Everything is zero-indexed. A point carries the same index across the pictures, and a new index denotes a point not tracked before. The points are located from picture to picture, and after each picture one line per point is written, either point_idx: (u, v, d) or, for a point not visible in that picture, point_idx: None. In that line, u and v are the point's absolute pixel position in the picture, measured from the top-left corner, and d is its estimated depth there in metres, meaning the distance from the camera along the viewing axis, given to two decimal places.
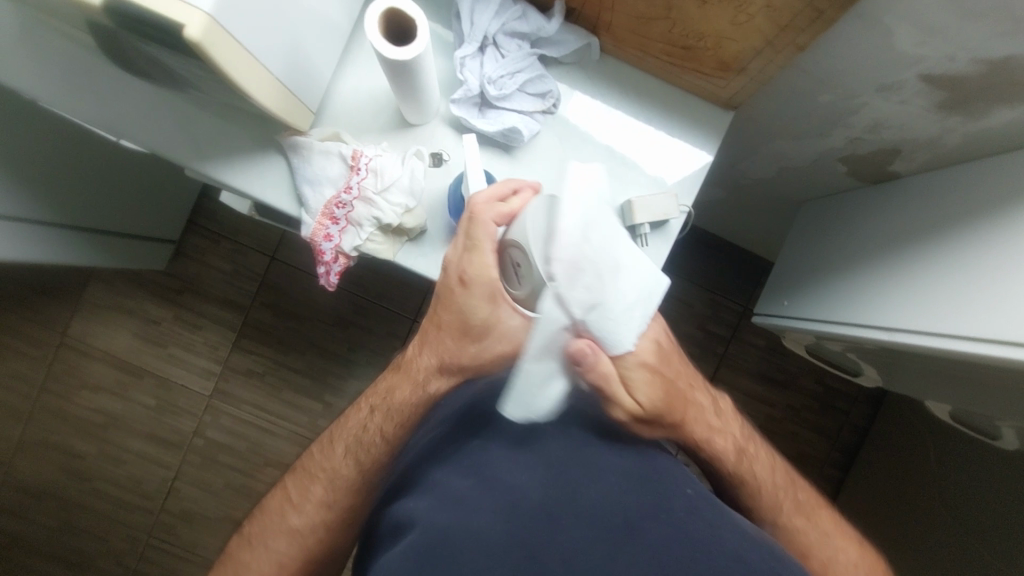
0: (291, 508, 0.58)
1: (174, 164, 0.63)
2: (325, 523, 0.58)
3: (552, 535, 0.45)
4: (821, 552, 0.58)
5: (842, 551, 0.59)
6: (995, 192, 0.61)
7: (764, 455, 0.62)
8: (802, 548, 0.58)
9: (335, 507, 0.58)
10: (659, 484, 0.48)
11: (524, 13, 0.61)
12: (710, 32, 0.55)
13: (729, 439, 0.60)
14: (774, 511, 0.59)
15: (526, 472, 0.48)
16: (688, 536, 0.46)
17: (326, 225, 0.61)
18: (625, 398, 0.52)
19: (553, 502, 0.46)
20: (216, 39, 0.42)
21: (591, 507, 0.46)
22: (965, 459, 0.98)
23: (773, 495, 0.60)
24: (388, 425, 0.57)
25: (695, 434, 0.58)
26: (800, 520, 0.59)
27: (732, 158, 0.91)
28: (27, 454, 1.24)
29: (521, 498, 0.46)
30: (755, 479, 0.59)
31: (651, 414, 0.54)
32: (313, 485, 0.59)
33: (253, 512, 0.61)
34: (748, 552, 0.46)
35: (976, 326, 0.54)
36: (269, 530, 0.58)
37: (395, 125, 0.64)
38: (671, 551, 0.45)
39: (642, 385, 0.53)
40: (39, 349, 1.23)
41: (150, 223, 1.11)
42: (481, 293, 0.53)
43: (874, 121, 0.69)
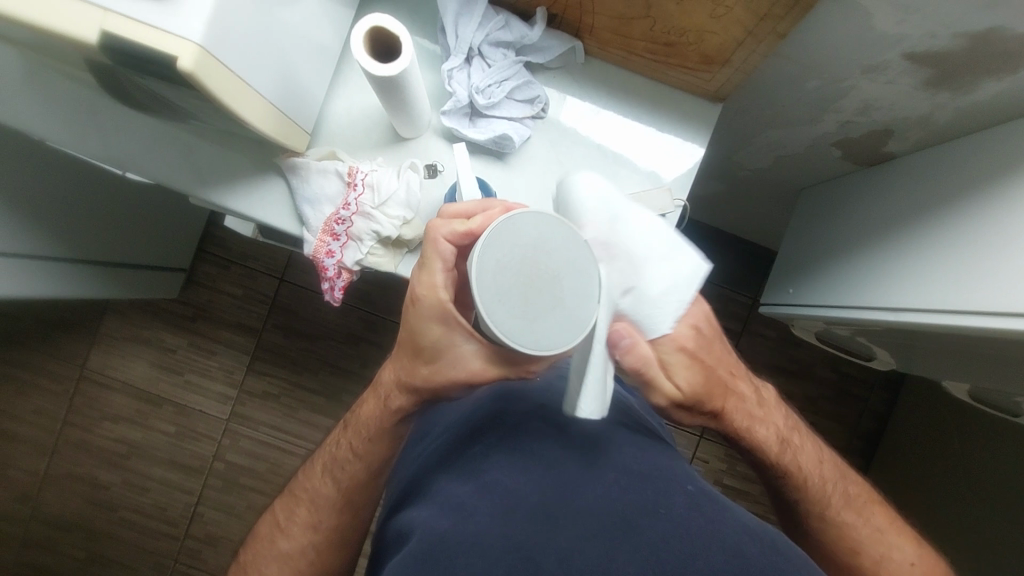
0: (280, 533, 0.61)
1: (179, 192, 0.66)
2: (314, 546, 0.61)
3: (548, 535, 0.45)
4: (872, 549, 0.58)
5: (896, 549, 0.58)
6: (993, 164, 0.60)
7: (812, 444, 0.61)
8: (852, 543, 0.58)
9: (322, 528, 0.61)
10: (656, 483, 0.49)
11: (507, 22, 0.63)
12: (691, 27, 0.56)
13: (774, 428, 0.58)
14: (820, 507, 0.59)
15: (524, 477, 0.49)
16: (687, 532, 0.45)
17: (327, 242, 0.63)
18: (664, 382, 0.50)
19: (552, 505, 0.47)
20: (208, 69, 0.43)
21: (590, 504, 0.46)
22: (989, 438, 0.96)
23: (821, 489, 0.59)
24: (357, 441, 0.59)
25: (737, 421, 0.56)
26: (849, 515, 0.59)
27: (727, 151, 0.92)
28: (53, 488, 1.26)
29: (519, 503, 0.47)
30: (799, 469, 0.59)
31: (690, 398, 0.51)
32: (299, 509, 0.61)
33: (248, 540, 0.64)
34: (747, 545, 0.46)
35: (981, 300, 0.54)
36: (262, 557, 0.61)
37: (390, 140, 0.66)
38: (670, 547, 0.44)
39: (681, 368, 0.50)
40: (60, 383, 1.26)
41: (160, 253, 1.14)
42: (430, 313, 0.48)
43: (864, 103, 0.69)
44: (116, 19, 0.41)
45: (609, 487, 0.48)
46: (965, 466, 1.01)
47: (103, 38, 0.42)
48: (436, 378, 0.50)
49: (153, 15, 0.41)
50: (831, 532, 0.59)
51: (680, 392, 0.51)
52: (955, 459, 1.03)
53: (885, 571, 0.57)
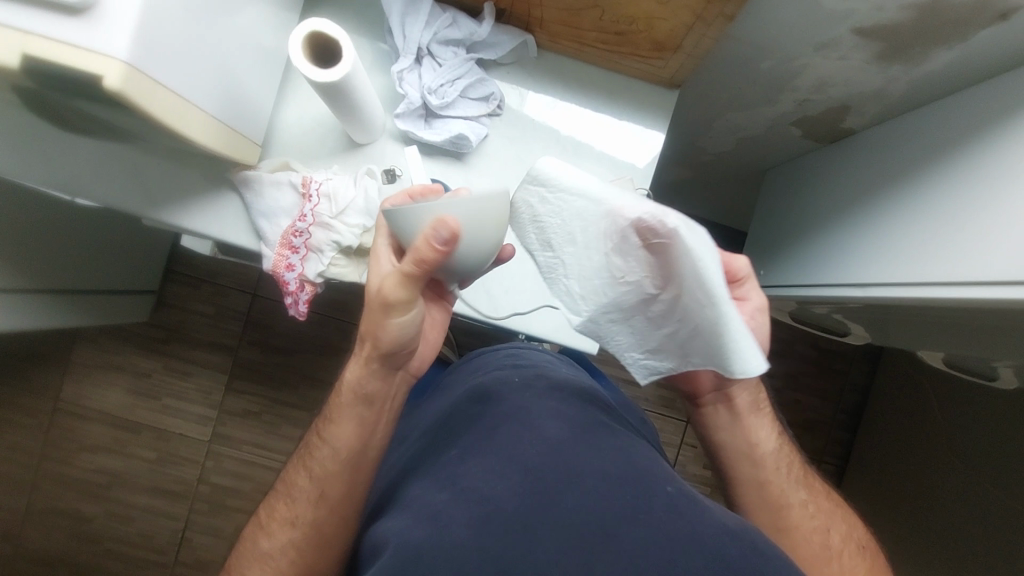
0: (263, 533, 0.59)
1: (130, 215, 0.64)
2: (293, 545, 0.58)
3: (527, 542, 0.43)
4: (805, 530, 0.61)
5: (844, 555, 0.60)
6: (950, 132, 0.60)
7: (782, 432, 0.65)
8: (811, 533, 0.60)
9: (300, 524, 0.58)
10: (636, 485, 0.48)
11: (455, 19, 0.61)
12: (639, 14, 0.55)
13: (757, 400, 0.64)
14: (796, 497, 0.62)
15: (501, 483, 0.47)
16: (666, 536, 0.45)
17: (287, 255, 0.61)
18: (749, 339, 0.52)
19: (529, 511, 0.45)
20: (139, 85, 0.42)
21: (568, 510, 0.45)
22: (966, 404, 0.98)
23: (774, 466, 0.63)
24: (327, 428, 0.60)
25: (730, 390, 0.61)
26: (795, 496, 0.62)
27: (691, 137, 0.92)
28: (33, 525, 1.23)
29: (497, 508, 0.45)
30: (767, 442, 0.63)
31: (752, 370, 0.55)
32: (281, 504, 0.60)
33: (235, 551, 0.61)
34: (728, 548, 0.45)
35: (941, 270, 0.54)
36: (245, 559, 0.59)
37: (344, 147, 0.64)
38: (649, 553, 0.43)
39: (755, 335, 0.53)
40: (32, 417, 1.23)
41: (124, 277, 1.11)
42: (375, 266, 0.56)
43: (819, 80, 0.69)
44: (36, 40, 0.39)
45: (588, 490, 0.46)
46: (943, 432, 1.02)
47: (22, 60, 0.40)
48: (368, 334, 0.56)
49: (73, 33, 0.39)
50: (772, 508, 0.62)
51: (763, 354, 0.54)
52: (934, 425, 1.04)
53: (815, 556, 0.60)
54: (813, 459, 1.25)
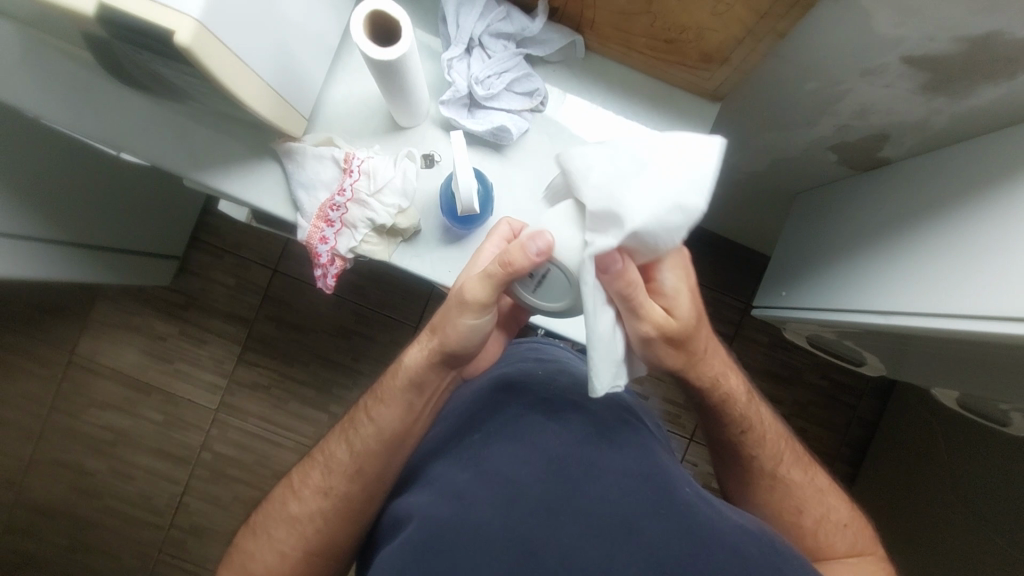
0: (292, 496, 0.62)
1: (174, 175, 0.65)
2: (321, 513, 0.60)
3: (550, 528, 0.45)
4: (813, 508, 0.63)
5: (832, 510, 0.64)
6: (991, 168, 0.60)
7: (768, 414, 0.67)
8: (795, 500, 0.63)
9: (331, 495, 0.60)
10: (659, 479, 0.49)
11: (508, 14, 0.63)
12: (691, 24, 0.56)
13: (740, 382, 0.65)
14: (773, 462, 0.64)
15: (524, 467, 0.48)
16: (686, 528, 0.47)
17: (321, 228, 0.62)
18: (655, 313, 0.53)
19: (552, 496, 0.47)
20: (206, 44, 0.43)
21: (590, 498, 0.47)
22: (974, 447, 0.97)
23: (774, 447, 0.65)
24: (375, 406, 0.61)
25: (712, 373, 0.62)
26: (795, 474, 0.64)
27: (724, 154, 0.92)
28: (37, 474, 1.25)
29: (519, 492, 0.47)
30: (758, 425, 0.64)
31: (683, 332, 0.55)
32: (314, 471, 0.62)
33: (261, 504, 0.64)
34: (745, 545, 0.47)
35: (971, 303, 0.54)
36: (271, 517, 0.61)
37: (387, 128, 0.66)
38: (670, 547, 0.46)
39: (682, 298, 0.55)
40: (48, 367, 1.25)
41: (152, 239, 1.13)
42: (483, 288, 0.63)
43: (861, 107, 0.69)
44: None
45: (608, 484, 0.48)
46: (949, 474, 1.01)
47: (100, 9, 0.41)
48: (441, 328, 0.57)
49: None
50: (780, 490, 0.63)
51: (678, 320, 0.55)
52: (941, 467, 1.03)
53: (825, 532, 0.62)
54: None
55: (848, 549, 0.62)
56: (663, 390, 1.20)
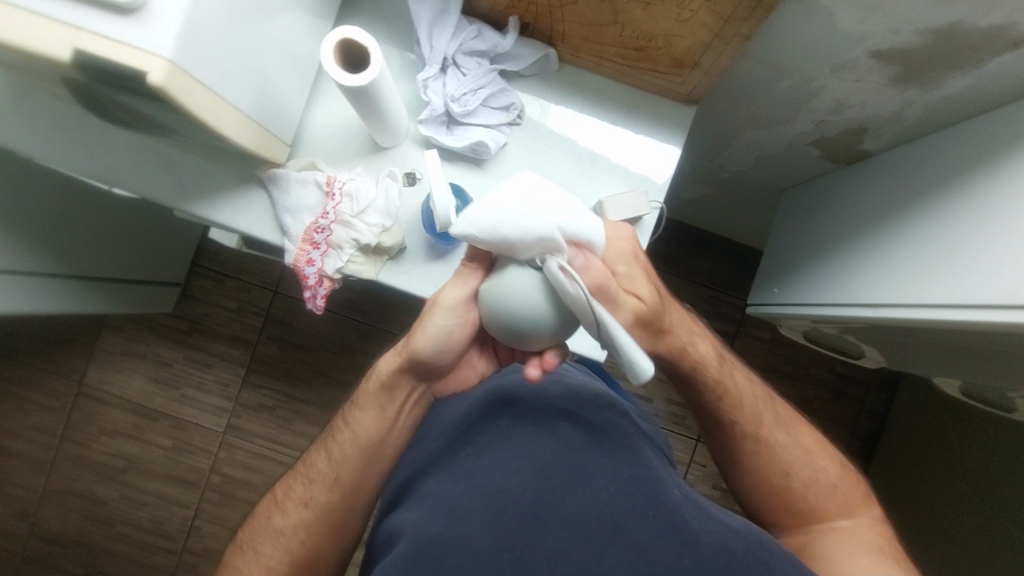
0: (276, 510, 0.63)
1: (163, 206, 0.67)
2: (305, 525, 0.61)
3: (537, 536, 0.46)
4: (801, 470, 0.65)
5: (821, 472, 0.65)
6: (970, 156, 0.61)
7: (742, 375, 0.69)
8: (781, 463, 0.65)
9: (312, 505, 0.61)
10: (649, 481, 0.49)
11: (480, 31, 0.64)
12: (659, 31, 0.57)
13: (708, 347, 0.68)
14: (755, 424, 0.66)
15: (515, 476, 0.49)
16: (674, 531, 0.47)
17: (308, 251, 0.64)
18: (629, 297, 0.56)
19: (540, 505, 0.47)
20: (179, 82, 0.45)
21: (578, 504, 0.47)
22: (982, 435, 0.96)
23: (753, 408, 0.66)
24: (350, 415, 0.63)
25: (681, 343, 0.65)
26: (779, 435, 0.66)
27: (709, 155, 0.93)
28: (49, 504, 1.27)
29: (509, 503, 0.47)
30: (735, 388, 0.66)
31: (651, 311, 0.59)
32: (297, 484, 0.64)
33: (246, 522, 0.65)
34: (733, 543, 0.48)
35: (954, 291, 0.54)
36: (258, 533, 0.62)
37: (368, 149, 0.67)
38: (656, 548, 0.46)
39: (639, 280, 0.58)
40: (57, 399, 1.27)
41: (152, 268, 1.15)
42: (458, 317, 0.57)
43: (836, 102, 0.70)
44: (88, 37, 0.42)
45: (599, 488, 0.48)
46: (958, 462, 1.00)
47: (75, 55, 0.43)
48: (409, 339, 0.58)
49: (122, 32, 0.42)
50: (764, 454, 0.65)
51: (642, 302, 0.58)
52: (950, 456, 1.02)
53: (815, 494, 0.64)
54: None
55: (841, 509, 0.63)
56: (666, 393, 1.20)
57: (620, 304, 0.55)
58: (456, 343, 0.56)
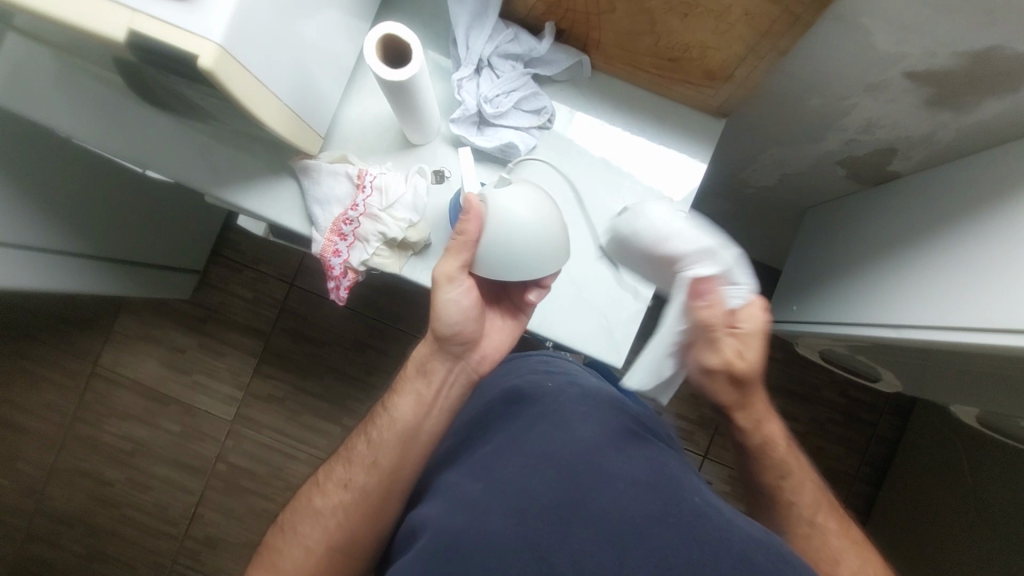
0: (317, 491, 0.64)
1: (196, 190, 0.68)
2: (342, 505, 0.62)
3: (561, 536, 0.44)
4: (850, 560, 0.61)
5: (869, 565, 0.61)
6: (1001, 182, 0.60)
7: (807, 464, 0.66)
8: (830, 552, 0.61)
9: (351, 487, 0.62)
10: (669, 488, 0.48)
11: (516, 35, 0.65)
12: (695, 43, 0.58)
13: (781, 429, 0.65)
14: (809, 511, 0.63)
15: (535, 476, 0.48)
16: (697, 537, 0.45)
17: (335, 241, 0.64)
18: (732, 349, 0.56)
19: (563, 505, 0.46)
20: (227, 67, 0.46)
21: (600, 507, 0.46)
22: (998, 467, 0.94)
23: (813, 496, 0.64)
24: (389, 402, 0.65)
25: (759, 419, 0.63)
26: (831, 524, 0.63)
27: (732, 170, 0.93)
28: (57, 482, 1.28)
29: (530, 501, 0.46)
30: (796, 471, 0.64)
31: (743, 375, 0.57)
32: (337, 466, 0.65)
33: (288, 505, 0.66)
34: (756, 553, 0.46)
35: (980, 315, 0.54)
36: (298, 513, 0.63)
37: (399, 146, 0.68)
38: (680, 553, 0.44)
39: (752, 344, 0.55)
40: (72, 378, 1.29)
41: (173, 253, 1.17)
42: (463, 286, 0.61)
43: (867, 122, 0.69)
44: (143, 19, 0.43)
45: (619, 492, 0.47)
46: (972, 494, 0.98)
47: (130, 35, 0.44)
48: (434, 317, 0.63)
49: (176, 16, 0.43)
50: (814, 539, 0.62)
51: (743, 364, 0.56)
52: (963, 487, 1.00)
53: None
54: None
55: None
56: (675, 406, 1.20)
57: (717, 349, 0.56)
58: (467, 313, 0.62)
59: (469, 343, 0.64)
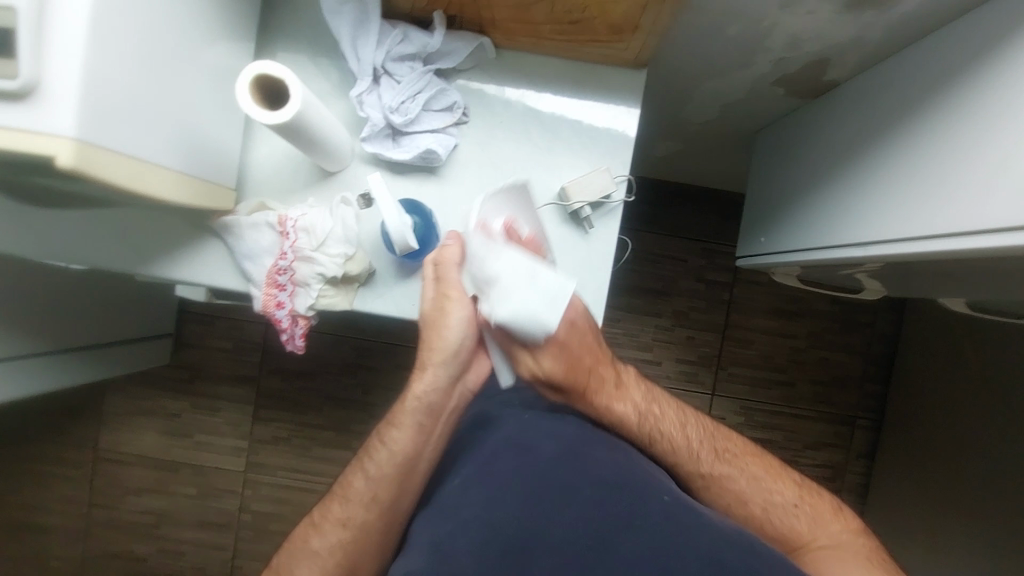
0: (313, 532, 0.63)
1: (123, 272, 0.65)
2: (342, 545, 0.62)
3: (527, 561, 0.52)
4: (758, 498, 0.65)
5: (777, 494, 0.65)
6: (943, 72, 0.57)
7: (678, 418, 0.68)
8: (734, 493, 0.65)
9: (351, 525, 0.63)
10: (635, 496, 0.56)
11: (405, 34, 0.60)
12: (590, 1, 0.53)
13: (631, 402, 0.67)
14: (695, 465, 0.66)
15: (502, 506, 0.55)
16: (661, 542, 0.53)
17: (275, 294, 0.62)
18: (528, 358, 0.64)
19: (529, 532, 0.54)
20: (93, 158, 0.42)
21: (565, 527, 0.54)
22: (1003, 346, 0.93)
23: (690, 451, 0.67)
24: (391, 432, 0.65)
25: (600, 403, 0.66)
26: (726, 469, 0.66)
27: (672, 112, 0.89)
28: (92, 570, 1.28)
29: (500, 530, 0.53)
30: (662, 434, 0.67)
31: (555, 378, 0.64)
32: (333, 504, 0.64)
33: (279, 548, 0.65)
34: (724, 551, 0.53)
35: (946, 221, 0.52)
36: (295, 557, 0.62)
37: (317, 177, 0.64)
38: (643, 560, 0.52)
39: (546, 354, 0.63)
40: (75, 468, 1.28)
41: (136, 326, 1.14)
42: (458, 315, 0.64)
43: (791, 38, 0.66)
44: None
45: (584, 506, 0.55)
46: (980, 373, 0.98)
47: None
48: (434, 342, 0.65)
49: (19, 118, 0.40)
50: (715, 487, 0.66)
51: (543, 373, 0.64)
52: (971, 370, 1.00)
53: (776, 517, 0.64)
54: (848, 417, 1.23)
55: (805, 530, 0.63)
56: (673, 353, 1.22)
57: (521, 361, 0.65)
58: (464, 343, 0.65)
59: (466, 361, 0.67)
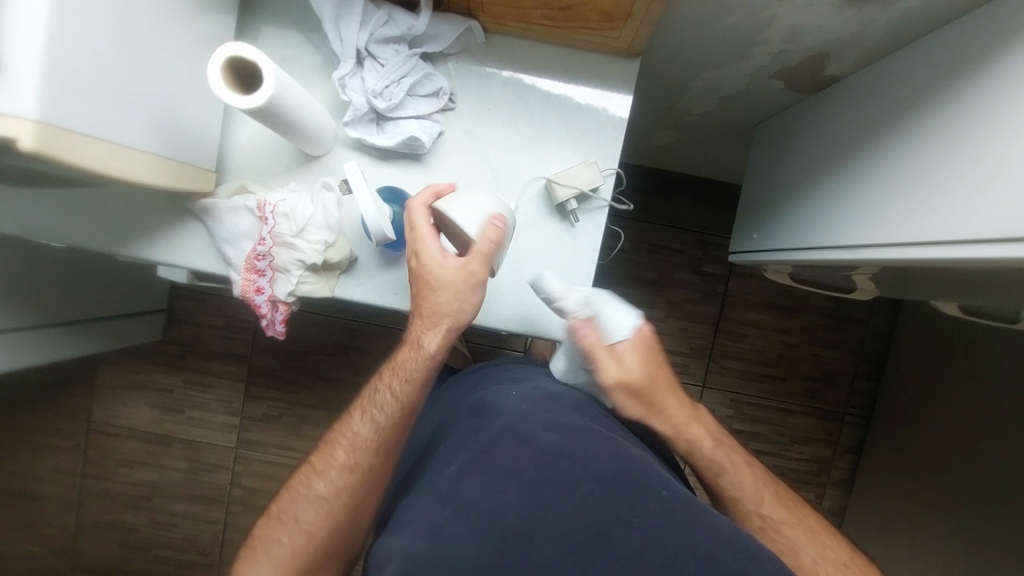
0: (316, 477, 0.64)
1: (103, 253, 0.64)
2: (347, 490, 0.63)
3: (523, 552, 0.48)
4: (810, 550, 0.59)
5: (831, 550, 0.59)
6: (947, 71, 0.55)
7: (749, 461, 0.66)
8: (786, 540, 0.60)
9: (356, 472, 0.63)
10: (636, 491, 0.51)
11: (390, 16, 0.59)
12: None
13: (706, 429, 0.66)
14: (756, 503, 0.62)
15: (500, 495, 0.51)
16: (661, 540, 0.48)
17: (254, 279, 0.61)
18: (611, 365, 0.62)
19: (526, 524, 0.50)
20: (57, 141, 0.41)
21: (561, 520, 0.49)
22: (999, 351, 0.92)
23: (755, 488, 0.63)
24: (396, 385, 0.62)
25: (678, 421, 0.65)
26: (783, 514, 0.62)
27: (669, 101, 0.87)
28: (86, 538, 1.31)
29: (494, 519, 0.50)
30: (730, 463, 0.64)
31: (637, 383, 0.63)
32: (335, 451, 0.64)
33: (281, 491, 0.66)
34: (721, 552, 0.48)
35: (945, 229, 0.50)
36: (298, 501, 0.63)
37: (300, 161, 0.63)
38: (643, 559, 0.48)
39: (631, 355, 0.63)
40: (69, 439, 1.29)
41: (128, 301, 1.14)
42: (462, 290, 0.58)
43: (791, 30, 0.63)
44: None
45: (583, 498, 0.50)
46: (972, 377, 0.97)
47: None
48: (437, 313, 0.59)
49: None
50: (767, 531, 0.61)
51: (624, 373, 0.63)
52: (964, 373, 0.98)
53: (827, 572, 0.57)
54: (837, 413, 1.23)
55: None
56: (665, 344, 1.21)
57: (614, 363, 0.62)
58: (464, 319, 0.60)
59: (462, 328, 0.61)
